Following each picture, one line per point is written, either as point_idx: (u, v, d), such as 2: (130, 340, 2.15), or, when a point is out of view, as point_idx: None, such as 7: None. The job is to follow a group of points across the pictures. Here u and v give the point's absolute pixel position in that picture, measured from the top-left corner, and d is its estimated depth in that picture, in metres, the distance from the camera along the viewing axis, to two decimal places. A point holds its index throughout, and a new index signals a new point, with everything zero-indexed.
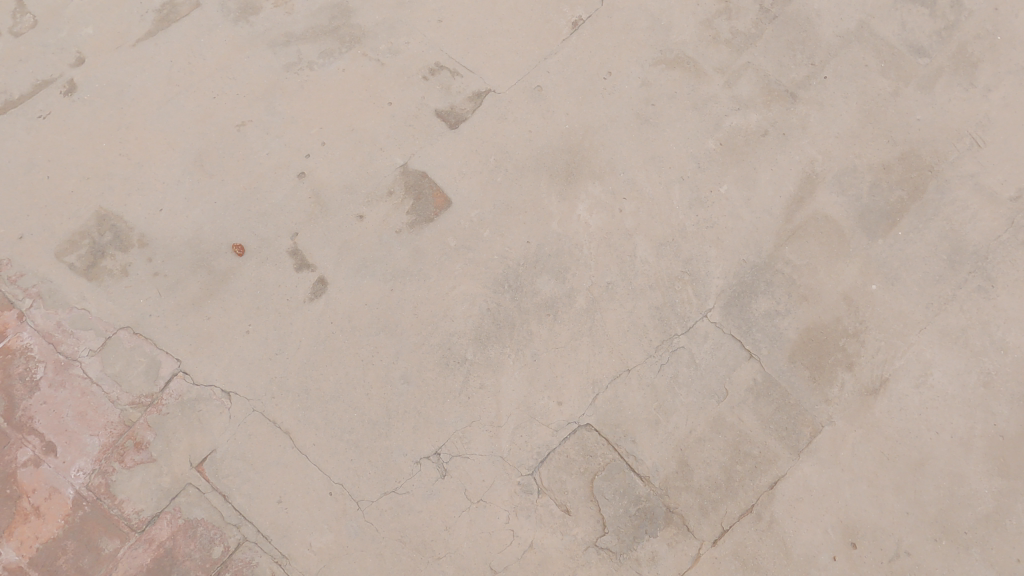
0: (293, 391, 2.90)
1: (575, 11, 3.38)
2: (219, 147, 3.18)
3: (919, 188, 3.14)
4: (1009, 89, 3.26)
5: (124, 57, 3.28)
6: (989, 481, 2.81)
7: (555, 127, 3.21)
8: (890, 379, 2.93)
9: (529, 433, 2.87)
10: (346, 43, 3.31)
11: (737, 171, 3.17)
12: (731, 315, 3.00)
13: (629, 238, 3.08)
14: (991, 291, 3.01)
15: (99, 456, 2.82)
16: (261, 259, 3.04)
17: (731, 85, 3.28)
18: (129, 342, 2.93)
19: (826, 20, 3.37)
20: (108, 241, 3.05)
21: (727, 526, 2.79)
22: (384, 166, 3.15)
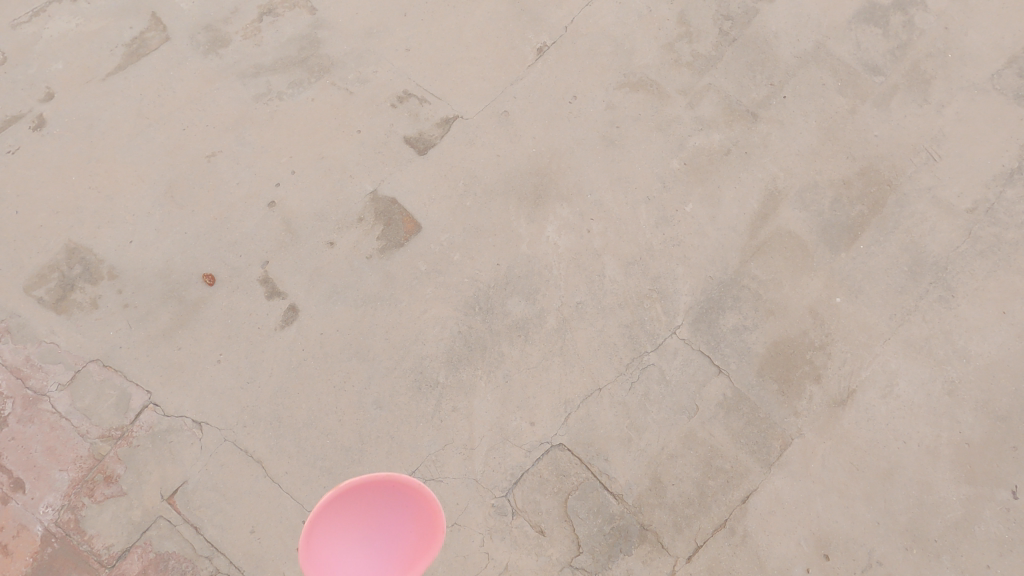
0: (266, 419, 2.90)
1: (540, 37, 3.46)
2: (189, 178, 3.20)
3: (879, 202, 3.22)
4: (962, 105, 3.36)
5: (94, 91, 3.31)
6: (957, 488, 2.84)
7: (523, 150, 3.27)
8: (857, 391, 2.97)
9: (502, 455, 2.88)
10: (316, 73, 3.37)
11: (702, 189, 3.23)
12: (699, 331, 3.05)
13: (598, 258, 3.12)
14: (951, 301, 3.08)
15: (69, 491, 2.79)
16: (232, 288, 3.05)
17: (693, 106, 3.36)
18: (99, 375, 2.92)
19: (783, 42, 3.48)
20: (77, 274, 3.05)
21: (701, 541, 2.80)
22: (354, 193, 3.19)
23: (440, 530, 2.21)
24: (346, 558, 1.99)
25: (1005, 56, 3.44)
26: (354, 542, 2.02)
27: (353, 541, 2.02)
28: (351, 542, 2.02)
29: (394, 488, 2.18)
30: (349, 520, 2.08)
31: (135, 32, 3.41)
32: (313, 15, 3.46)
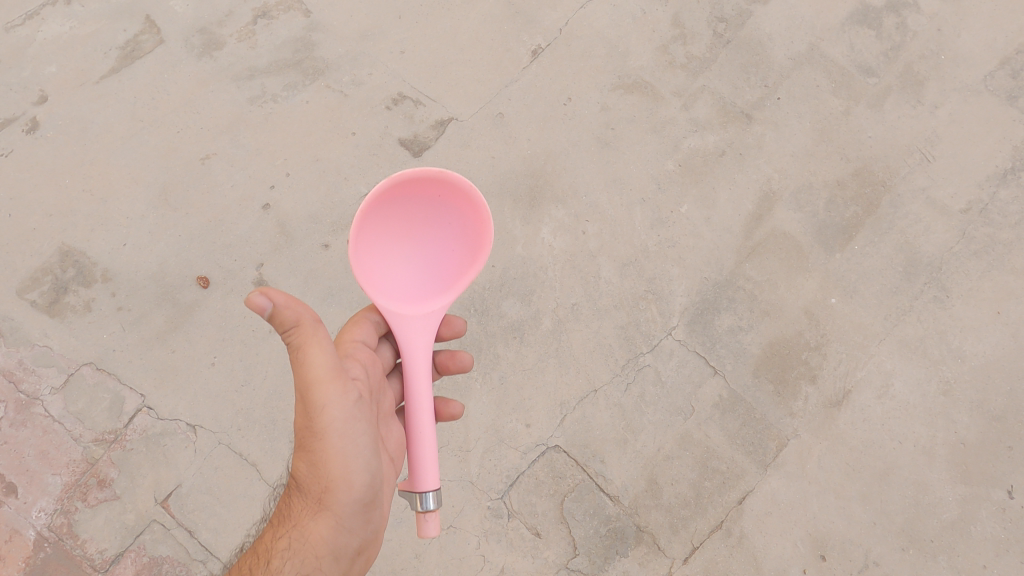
0: (260, 422, 2.88)
1: (534, 39, 3.47)
2: (183, 180, 3.19)
3: (873, 203, 3.22)
4: (955, 106, 3.37)
5: (88, 94, 3.30)
6: (952, 488, 2.84)
7: (517, 152, 3.27)
8: (852, 391, 2.98)
9: (498, 457, 2.87)
10: (310, 76, 3.37)
11: (697, 191, 3.23)
12: (695, 332, 3.05)
13: (593, 259, 3.12)
14: (946, 301, 3.08)
15: (62, 495, 2.78)
16: (226, 290, 3.04)
17: (688, 108, 3.37)
18: (92, 378, 2.91)
19: (777, 43, 3.49)
20: (70, 277, 3.04)
21: (697, 543, 2.80)
22: (349, 195, 3.18)
23: (487, 245, 1.93)
24: (413, 235, 1.95)
25: (998, 57, 3.46)
26: (408, 268, 1.96)
27: (421, 213, 1.93)
28: (408, 261, 1.96)
29: (452, 192, 1.91)
30: (421, 224, 1.94)
31: (128, 34, 3.40)
32: (307, 17, 3.45)
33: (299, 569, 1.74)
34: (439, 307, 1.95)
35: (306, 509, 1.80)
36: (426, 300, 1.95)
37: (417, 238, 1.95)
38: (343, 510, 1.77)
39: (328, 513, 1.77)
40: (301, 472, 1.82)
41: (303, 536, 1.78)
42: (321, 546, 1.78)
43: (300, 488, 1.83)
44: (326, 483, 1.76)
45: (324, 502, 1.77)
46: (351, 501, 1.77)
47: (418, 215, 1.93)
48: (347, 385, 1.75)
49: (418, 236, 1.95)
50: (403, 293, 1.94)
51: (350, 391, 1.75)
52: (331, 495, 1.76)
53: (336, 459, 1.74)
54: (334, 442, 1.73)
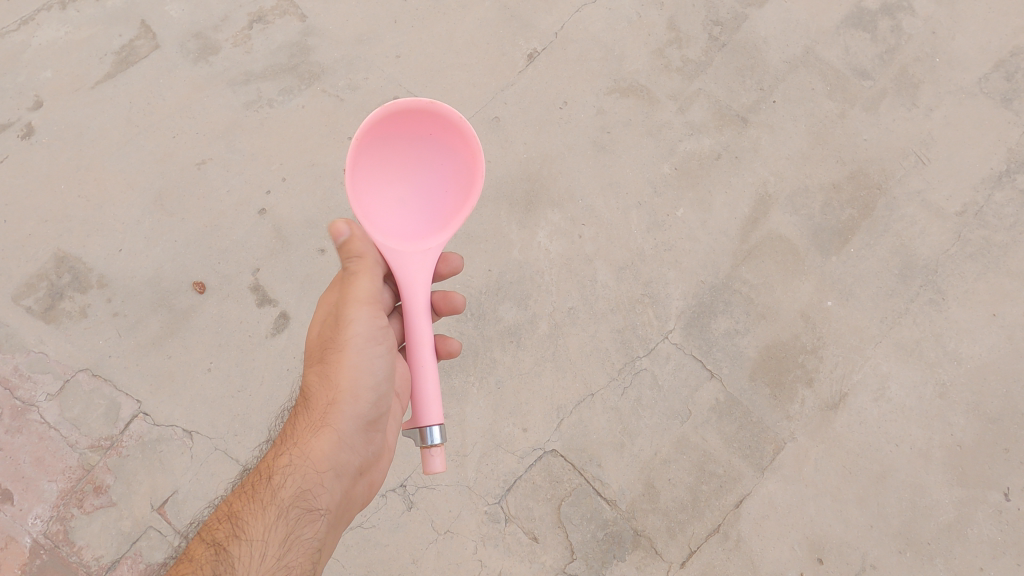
0: (257, 428, 2.88)
1: (530, 43, 3.47)
2: (179, 186, 3.19)
3: (868, 206, 3.23)
4: (950, 108, 3.38)
5: (83, 99, 3.30)
6: (949, 491, 2.85)
7: (514, 156, 3.27)
8: (849, 394, 2.98)
9: (495, 461, 2.87)
10: (305, 80, 3.37)
11: (693, 194, 3.24)
12: (692, 336, 3.05)
13: (590, 263, 3.12)
14: (942, 303, 3.09)
15: (58, 502, 2.77)
16: (222, 295, 3.03)
17: (684, 111, 3.37)
18: (88, 384, 2.90)
19: (773, 47, 3.50)
20: (66, 283, 3.03)
21: (694, 546, 2.80)
22: (345, 200, 3.18)
23: (479, 175, 1.89)
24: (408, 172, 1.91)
25: (992, 60, 3.47)
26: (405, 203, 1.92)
27: (415, 153, 1.90)
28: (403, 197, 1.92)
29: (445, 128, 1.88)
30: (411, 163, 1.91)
31: (124, 39, 3.40)
32: (303, 22, 3.45)
33: (300, 483, 1.75)
34: (436, 239, 1.92)
35: (312, 425, 1.83)
36: (422, 238, 1.91)
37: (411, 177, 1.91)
38: (352, 421, 1.84)
39: (336, 425, 1.82)
40: (314, 391, 1.87)
41: (307, 449, 1.79)
42: (326, 459, 1.80)
43: (309, 409, 1.86)
44: (340, 394, 1.84)
45: (334, 415, 1.82)
46: (361, 413, 1.86)
47: (414, 153, 1.90)
48: (373, 303, 1.90)
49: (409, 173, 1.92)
50: (400, 230, 1.90)
51: (379, 318, 1.91)
52: (344, 406, 1.83)
53: (353, 370, 1.85)
54: (355, 352, 1.85)
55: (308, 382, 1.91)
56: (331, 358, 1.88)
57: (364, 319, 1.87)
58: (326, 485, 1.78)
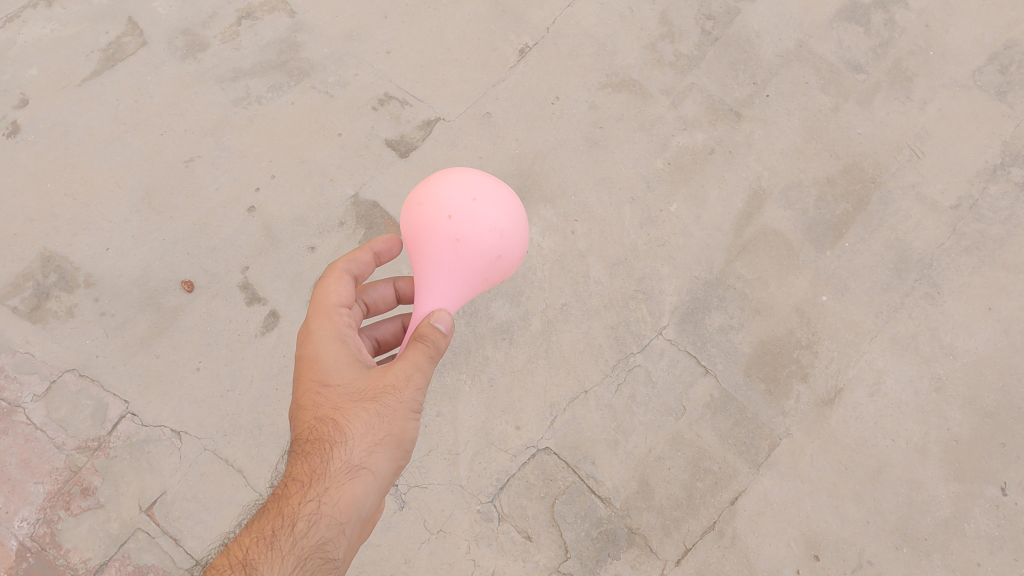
0: (246, 428, 2.84)
1: (521, 38, 3.44)
2: (167, 184, 3.15)
3: (863, 200, 3.21)
4: (944, 102, 3.36)
5: (69, 97, 3.26)
6: (945, 486, 2.82)
7: (505, 152, 3.24)
8: (844, 389, 2.95)
9: (488, 460, 2.84)
10: (295, 77, 3.33)
11: (687, 189, 3.21)
12: (686, 332, 3.02)
13: (582, 259, 3.09)
14: (937, 297, 3.07)
15: (44, 504, 2.73)
16: (211, 294, 3.00)
17: (677, 106, 3.35)
18: (75, 385, 2.86)
19: (766, 41, 3.48)
20: (52, 282, 2.99)
21: (690, 544, 2.77)
22: (335, 197, 3.15)
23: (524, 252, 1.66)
24: (501, 239, 1.56)
25: (987, 52, 3.45)
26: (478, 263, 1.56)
27: (517, 226, 1.59)
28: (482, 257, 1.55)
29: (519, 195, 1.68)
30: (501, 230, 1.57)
31: (111, 36, 3.36)
32: (292, 18, 3.42)
33: (330, 532, 1.47)
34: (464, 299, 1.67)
35: (346, 465, 1.51)
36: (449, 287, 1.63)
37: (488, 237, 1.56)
38: (391, 469, 1.56)
39: (375, 469, 1.53)
40: (349, 424, 1.54)
41: (339, 496, 1.49)
42: (355, 511, 1.51)
43: (341, 446, 1.52)
44: (387, 434, 1.55)
45: (375, 458, 1.53)
46: (399, 459, 1.59)
47: (520, 230, 1.60)
48: (434, 344, 1.59)
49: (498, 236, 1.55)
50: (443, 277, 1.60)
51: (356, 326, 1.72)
52: (387, 448, 1.55)
53: (405, 411, 1.57)
54: (412, 392, 1.58)
55: (338, 412, 1.56)
56: (381, 390, 1.57)
57: (423, 356, 1.60)
58: (346, 539, 1.50)
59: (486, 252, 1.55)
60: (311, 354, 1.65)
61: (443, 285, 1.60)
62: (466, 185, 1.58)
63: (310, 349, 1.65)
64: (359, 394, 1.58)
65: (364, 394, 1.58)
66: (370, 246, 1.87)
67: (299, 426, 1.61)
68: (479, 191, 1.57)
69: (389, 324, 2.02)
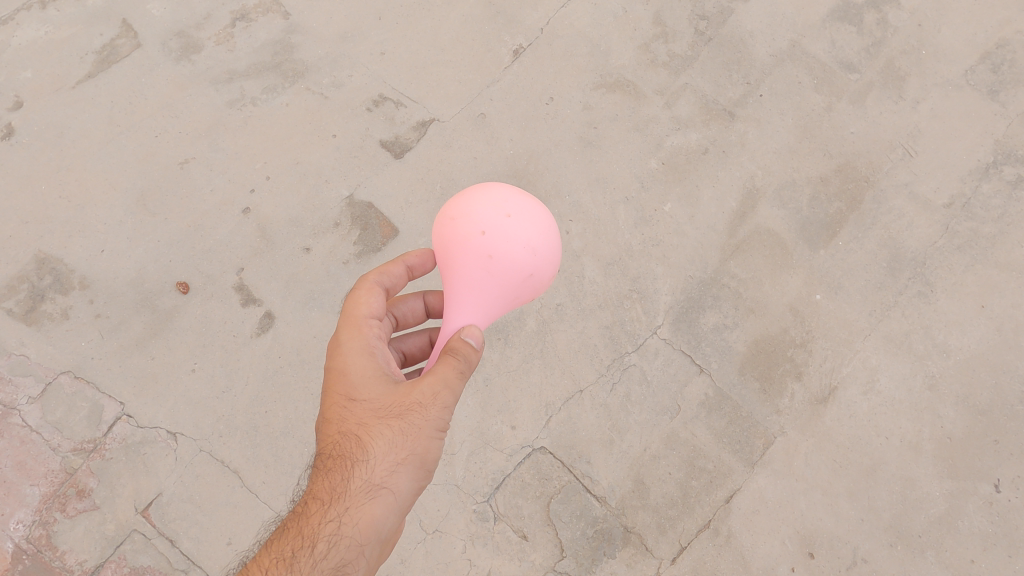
0: (242, 429, 2.85)
1: (515, 39, 3.45)
2: (162, 185, 3.16)
3: (856, 199, 3.22)
4: (937, 101, 3.38)
5: (64, 99, 3.26)
6: (939, 483, 2.84)
7: (500, 153, 3.25)
8: (838, 387, 2.97)
9: (483, 460, 2.85)
10: (289, 78, 3.34)
11: (680, 189, 3.22)
12: (680, 331, 3.03)
13: (577, 259, 3.10)
14: (930, 296, 3.08)
15: (40, 506, 2.73)
16: (206, 296, 3.00)
17: (670, 106, 3.36)
18: (70, 387, 2.86)
19: (759, 41, 3.49)
20: (47, 284, 2.99)
21: (685, 543, 2.78)
22: (330, 198, 3.15)
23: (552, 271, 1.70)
24: (534, 258, 1.59)
25: (978, 52, 3.46)
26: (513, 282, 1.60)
27: (550, 247, 1.61)
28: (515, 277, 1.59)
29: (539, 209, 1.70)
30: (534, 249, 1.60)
31: (105, 39, 3.36)
32: (286, 20, 3.43)
33: (349, 555, 1.49)
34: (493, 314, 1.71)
35: (367, 485, 1.52)
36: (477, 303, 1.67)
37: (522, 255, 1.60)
38: (412, 489, 1.57)
39: (396, 489, 1.55)
40: (373, 442, 1.55)
41: (358, 516, 1.51)
42: (375, 531, 1.53)
43: (364, 464, 1.53)
44: (409, 454, 1.55)
45: (397, 478, 1.54)
46: (420, 479, 1.60)
47: (553, 251, 1.62)
48: (465, 358, 1.61)
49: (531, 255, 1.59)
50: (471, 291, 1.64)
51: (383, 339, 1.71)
52: (409, 467, 1.56)
53: (430, 431, 1.57)
54: (437, 412, 1.58)
55: (362, 428, 1.57)
56: (405, 409, 1.57)
57: (451, 373, 1.59)
58: (365, 560, 1.52)
59: (517, 271, 1.57)
60: (340, 366, 1.66)
61: (476, 301, 1.64)
62: (499, 202, 1.60)
63: (339, 361, 1.66)
64: (384, 411, 1.58)
65: (389, 411, 1.58)
66: (405, 261, 1.86)
67: (324, 438, 1.63)
68: (513, 209, 1.59)
69: (416, 337, 2.03)
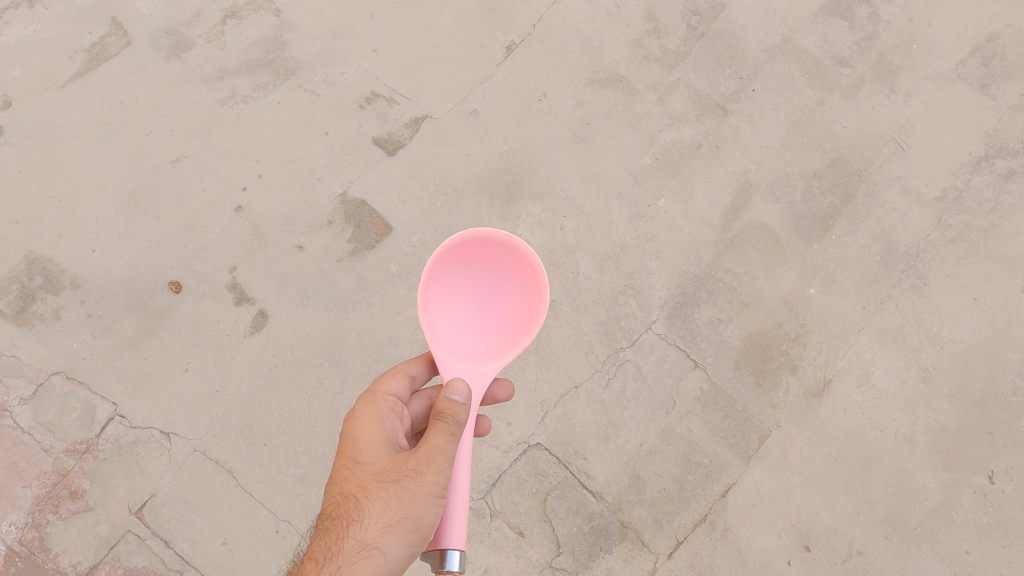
0: (237, 428, 2.83)
1: (508, 35, 3.44)
2: (153, 184, 3.14)
3: (849, 193, 3.23)
4: (928, 94, 3.39)
5: (53, 98, 3.24)
6: (934, 475, 2.85)
7: (493, 149, 3.24)
8: (833, 381, 2.97)
9: (479, 456, 2.84)
10: (281, 76, 3.32)
11: (674, 184, 3.22)
12: (675, 326, 3.03)
13: (572, 255, 3.10)
14: (924, 289, 3.09)
15: (32, 508, 2.71)
16: (199, 295, 2.99)
17: (663, 101, 3.36)
18: (62, 388, 2.84)
19: (751, 35, 3.49)
20: (38, 285, 2.97)
21: (681, 537, 2.78)
22: (323, 196, 3.13)
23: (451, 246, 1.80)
24: (456, 284, 1.87)
25: (969, 46, 3.47)
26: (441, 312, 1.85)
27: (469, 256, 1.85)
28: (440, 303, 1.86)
29: (516, 264, 1.85)
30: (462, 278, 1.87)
31: (95, 37, 3.34)
32: (277, 17, 3.41)
33: None
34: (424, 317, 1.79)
35: (359, 544, 1.50)
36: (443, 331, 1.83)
37: (464, 289, 1.88)
38: (404, 553, 1.51)
39: (387, 551, 1.50)
40: (368, 505, 1.54)
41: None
42: None
43: (357, 525, 1.52)
44: (402, 518, 1.51)
45: (388, 540, 1.50)
46: (414, 546, 1.53)
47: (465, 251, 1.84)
48: (454, 419, 1.60)
49: (455, 285, 1.87)
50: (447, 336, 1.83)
51: (390, 415, 1.77)
52: (401, 531, 1.51)
53: (424, 496, 1.53)
54: (432, 476, 1.54)
55: (362, 490, 1.58)
56: (402, 474, 1.56)
57: (443, 439, 1.58)
58: None
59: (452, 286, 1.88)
60: (351, 432, 1.72)
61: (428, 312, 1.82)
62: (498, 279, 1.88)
63: (351, 427, 1.73)
64: (382, 475, 1.59)
65: (387, 476, 1.58)
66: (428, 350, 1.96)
67: (327, 501, 1.65)
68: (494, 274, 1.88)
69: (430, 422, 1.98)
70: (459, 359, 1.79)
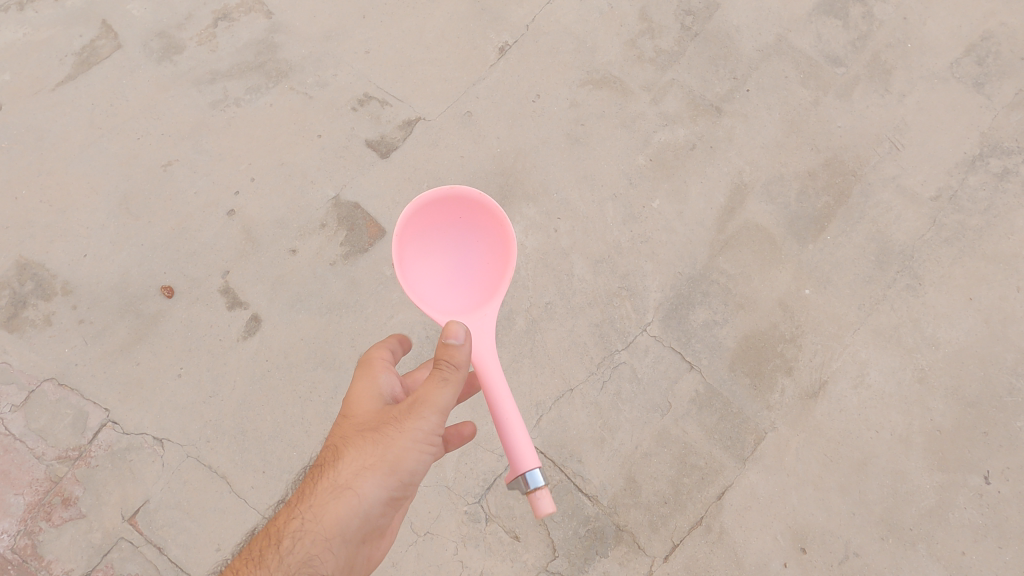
0: (230, 434, 2.82)
1: (501, 36, 3.43)
2: (145, 188, 3.12)
3: (844, 193, 3.22)
4: (923, 94, 3.38)
5: (43, 102, 3.22)
6: (929, 476, 2.84)
7: (487, 151, 3.22)
8: (828, 382, 2.97)
9: (474, 460, 2.83)
10: (273, 78, 3.30)
11: (669, 185, 3.21)
12: (670, 328, 3.02)
13: (566, 257, 3.08)
14: (919, 289, 3.08)
15: (25, 516, 2.70)
16: (191, 299, 2.97)
17: (658, 102, 3.34)
18: (54, 394, 2.83)
19: (745, 35, 3.48)
20: (29, 290, 2.95)
21: (677, 540, 2.77)
22: (316, 199, 3.12)
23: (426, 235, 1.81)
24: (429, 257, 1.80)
25: (964, 44, 3.46)
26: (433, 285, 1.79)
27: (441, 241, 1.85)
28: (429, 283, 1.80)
29: (469, 208, 1.82)
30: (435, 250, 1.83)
31: (85, 40, 3.32)
32: (269, 19, 3.39)
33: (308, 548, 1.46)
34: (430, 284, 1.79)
35: (336, 484, 1.53)
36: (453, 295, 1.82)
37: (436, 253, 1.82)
38: (382, 496, 1.53)
39: (364, 492, 1.52)
40: (349, 450, 1.58)
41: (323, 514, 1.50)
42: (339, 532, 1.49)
43: (336, 466, 1.56)
44: (379, 461, 1.54)
45: (365, 480, 1.52)
46: (393, 491, 1.56)
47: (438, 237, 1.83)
48: (447, 368, 1.61)
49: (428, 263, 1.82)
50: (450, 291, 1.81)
51: (388, 379, 1.81)
52: (380, 475, 1.53)
53: (404, 442, 1.56)
54: (413, 424, 1.57)
55: (345, 440, 1.63)
56: (384, 425, 1.60)
57: (429, 392, 1.60)
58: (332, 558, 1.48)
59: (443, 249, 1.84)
60: (347, 394, 1.78)
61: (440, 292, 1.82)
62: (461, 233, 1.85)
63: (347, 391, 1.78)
64: (365, 428, 1.63)
65: (370, 427, 1.62)
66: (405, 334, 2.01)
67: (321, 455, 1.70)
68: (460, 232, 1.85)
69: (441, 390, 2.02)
70: (457, 318, 1.77)
